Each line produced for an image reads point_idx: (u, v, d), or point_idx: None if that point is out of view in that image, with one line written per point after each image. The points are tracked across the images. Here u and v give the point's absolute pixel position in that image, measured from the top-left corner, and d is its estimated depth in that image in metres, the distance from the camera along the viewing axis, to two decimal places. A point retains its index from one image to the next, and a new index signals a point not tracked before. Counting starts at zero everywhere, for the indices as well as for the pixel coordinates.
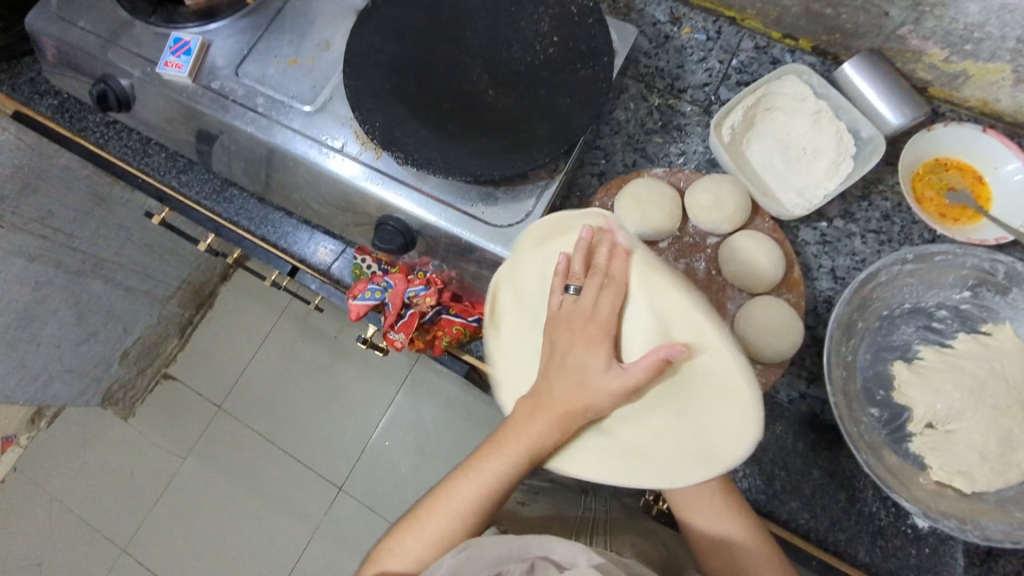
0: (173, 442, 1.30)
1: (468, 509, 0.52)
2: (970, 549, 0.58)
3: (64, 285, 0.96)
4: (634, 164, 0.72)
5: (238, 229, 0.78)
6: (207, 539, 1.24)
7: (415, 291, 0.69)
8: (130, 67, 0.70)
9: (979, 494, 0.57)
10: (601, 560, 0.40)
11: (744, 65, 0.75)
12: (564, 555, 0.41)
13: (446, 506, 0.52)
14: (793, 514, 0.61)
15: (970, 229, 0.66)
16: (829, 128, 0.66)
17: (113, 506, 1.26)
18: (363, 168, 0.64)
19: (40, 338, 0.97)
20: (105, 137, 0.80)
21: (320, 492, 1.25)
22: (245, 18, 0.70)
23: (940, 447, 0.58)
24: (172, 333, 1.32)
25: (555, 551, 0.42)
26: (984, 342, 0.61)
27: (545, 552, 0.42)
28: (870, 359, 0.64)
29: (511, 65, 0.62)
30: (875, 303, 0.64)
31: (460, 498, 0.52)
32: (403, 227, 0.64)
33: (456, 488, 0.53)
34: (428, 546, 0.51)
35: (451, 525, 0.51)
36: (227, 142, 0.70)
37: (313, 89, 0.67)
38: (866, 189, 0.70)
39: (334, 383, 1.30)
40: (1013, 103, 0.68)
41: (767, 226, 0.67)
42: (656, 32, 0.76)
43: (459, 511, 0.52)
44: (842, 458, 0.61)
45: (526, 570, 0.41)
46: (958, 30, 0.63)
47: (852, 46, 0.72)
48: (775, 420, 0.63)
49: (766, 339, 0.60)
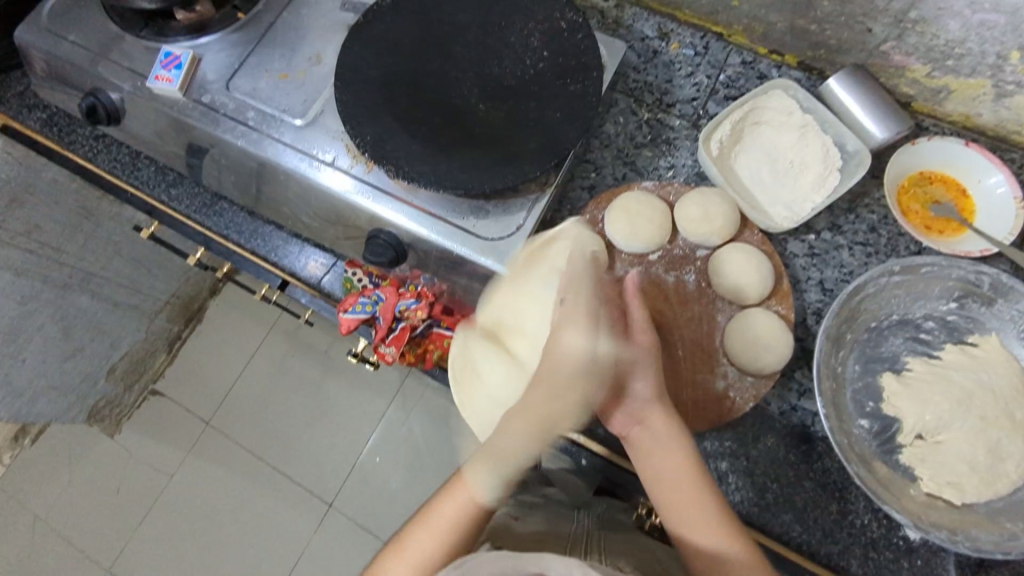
0: (162, 459, 1.28)
1: (449, 531, 0.54)
2: (962, 560, 0.58)
3: (52, 300, 0.95)
4: (624, 177, 0.72)
5: (228, 243, 0.77)
6: (196, 558, 1.22)
7: (406, 304, 0.69)
8: (119, 80, 0.69)
9: (969, 504, 0.58)
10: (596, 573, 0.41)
11: (732, 80, 0.75)
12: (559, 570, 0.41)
13: (431, 524, 0.54)
14: (785, 527, 0.60)
15: (955, 241, 0.67)
16: (816, 141, 0.67)
17: (100, 524, 1.24)
18: (354, 181, 0.64)
19: (26, 354, 0.96)
20: (94, 150, 0.81)
21: (310, 509, 1.23)
22: (235, 32, 0.70)
23: (929, 458, 0.59)
24: (160, 349, 1.30)
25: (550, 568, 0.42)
26: (970, 353, 0.62)
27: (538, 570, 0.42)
28: (860, 371, 0.64)
29: (501, 79, 0.63)
30: (863, 316, 0.65)
31: (439, 521, 0.54)
32: (395, 241, 0.64)
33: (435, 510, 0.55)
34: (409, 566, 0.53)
35: (434, 546, 0.53)
36: (217, 155, 0.70)
37: (304, 103, 0.67)
38: (853, 202, 0.70)
39: (323, 398, 1.29)
40: (994, 116, 0.70)
41: (756, 239, 0.67)
42: (645, 47, 0.77)
43: (443, 531, 0.54)
44: (833, 470, 0.62)
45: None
46: (940, 46, 0.64)
47: (837, 61, 0.73)
48: (767, 432, 0.63)
49: (755, 350, 0.61)
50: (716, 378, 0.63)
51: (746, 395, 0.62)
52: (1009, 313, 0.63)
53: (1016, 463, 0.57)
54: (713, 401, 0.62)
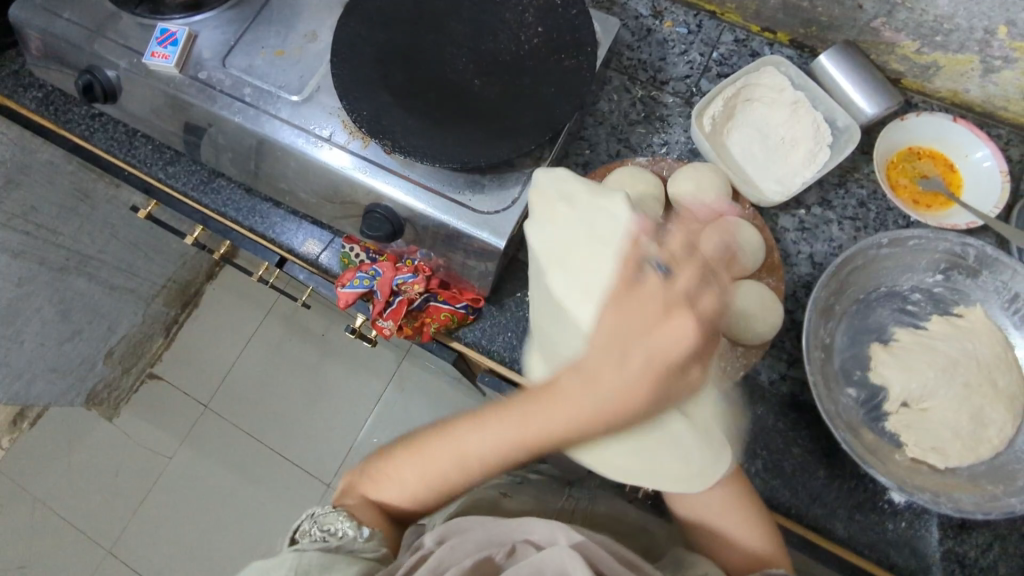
0: (160, 441, 1.29)
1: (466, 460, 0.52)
2: (944, 522, 0.60)
3: (49, 282, 0.97)
4: (618, 153, 0.73)
5: (225, 220, 0.78)
6: (193, 538, 1.23)
7: (404, 278, 0.71)
8: (115, 57, 0.70)
9: (952, 469, 0.59)
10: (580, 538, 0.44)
11: (725, 58, 0.76)
12: (544, 537, 0.45)
13: (444, 450, 0.53)
14: (775, 492, 0.62)
15: (942, 214, 0.68)
16: (808, 118, 0.68)
17: (98, 505, 1.25)
18: (351, 157, 0.65)
19: (24, 335, 0.98)
20: (90, 129, 0.78)
21: (309, 490, 1.25)
22: (231, 10, 0.70)
23: (914, 425, 0.60)
24: (157, 332, 1.32)
25: (535, 533, 0.46)
26: (955, 323, 0.63)
27: (526, 535, 0.46)
28: (848, 341, 0.65)
29: (496, 55, 0.63)
30: (852, 288, 0.66)
31: (469, 453, 0.52)
32: (391, 215, 0.65)
33: (465, 443, 0.52)
34: (417, 484, 0.55)
35: (448, 467, 0.53)
36: (216, 135, 0.70)
37: (301, 80, 0.67)
38: (842, 177, 0.71)
39: (320, 379, 1.30)
40: (981, 93, 0.71)
41: (748, 214, 0.68)
42: (638, 26, 0.78)
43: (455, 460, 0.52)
44: (821, 436, 0.63)
45: (508, 553, 0.46)
46: (929, 21, 0.65)
47: (828, 38, 0.74)
48: (757, 402, 0.65)
49: (748, 320, 0.62)
50: None
51: (737, 364, 0.63)
52: (993, 285, 0.64)
53: (998, 428, 0.59)
54: None
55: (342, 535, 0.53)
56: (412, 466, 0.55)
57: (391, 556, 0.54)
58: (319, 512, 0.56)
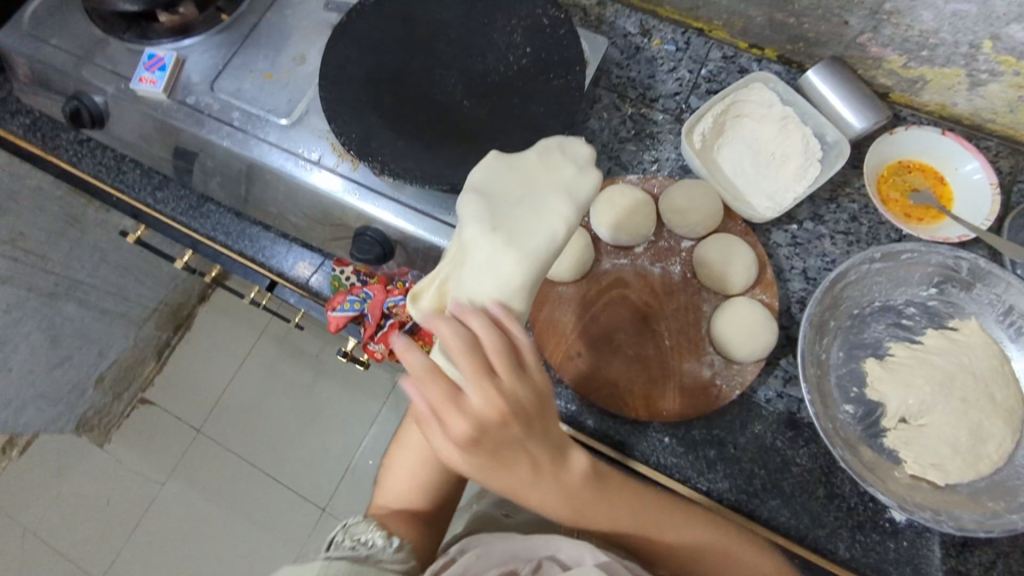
0: (152, 466, 1.27)
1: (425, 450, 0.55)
2: (946, 540, 0.59)
3: (37, 308, 0.97)
4: (609, 172, 0.73)
5: (215, 244, 0.77)
6: (187, 566, 1.21)
7: (393, 301, 0.69)
8: (103, 83, 0.69)
9: (952, 485, 0.59)
10: (606, 559, 0.45)
11: (713, 74, 0.77)
12: (569, 555, 0.46)
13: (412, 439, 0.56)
14: (774, 512, 0.61)
15: (934, 228, 0.68)
16: (796, 134, 0.69)
17: (89, 534, 1.23)
18: (341, 180, 0.64)
19: (13, 364, 0.97)
20: (78, 155, 0.78)
21: (304, 514, 1.23)
22: (220, 34, 0.70)
23: (913, 441, 0.60)
24: (148, 356, 1.30)
25: (562, 551, 0.46)
26: (950, 337, 0.63)
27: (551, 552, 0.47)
28: (844, 358, 0.64)
29: (485, 76, 0.63)
30: (845, 303, 0.66)
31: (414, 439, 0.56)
32: (383, 237, 0.64)
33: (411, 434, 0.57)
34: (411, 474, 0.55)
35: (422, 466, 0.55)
36: (204, 159, 0.70)
37: (289, 103, 0.67)
38: (833, 192, 0.71)
39: (315, 400, 1.29)
40: (969, 106, 0.71)
41: (740, 229, 0.68)
42: (627, 44, 0.78)
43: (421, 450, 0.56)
44: (819, 454, 0.62)
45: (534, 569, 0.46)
46: (914, 36, 0.65)
47: (815, 54, 0.74)
48: (754, 419, 0.64)
49: (743, 337, 0.61)
50: (703, 366, 0.63)
51: (733, 383, 0.63)
52: (987, 298, 0.64)
53: (996, 444, 0.58)
54: (700, 389, 0.62)
55: (374, 544, 0.49)
56: (394, 467, 0.57)
57: (421, 569, 0.51)
58: (349, 522, 0.52)
